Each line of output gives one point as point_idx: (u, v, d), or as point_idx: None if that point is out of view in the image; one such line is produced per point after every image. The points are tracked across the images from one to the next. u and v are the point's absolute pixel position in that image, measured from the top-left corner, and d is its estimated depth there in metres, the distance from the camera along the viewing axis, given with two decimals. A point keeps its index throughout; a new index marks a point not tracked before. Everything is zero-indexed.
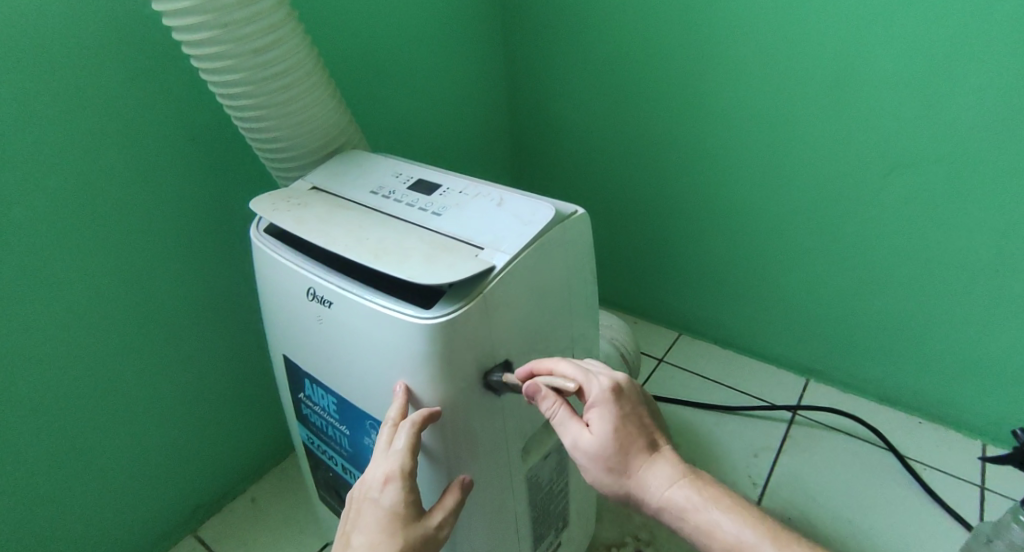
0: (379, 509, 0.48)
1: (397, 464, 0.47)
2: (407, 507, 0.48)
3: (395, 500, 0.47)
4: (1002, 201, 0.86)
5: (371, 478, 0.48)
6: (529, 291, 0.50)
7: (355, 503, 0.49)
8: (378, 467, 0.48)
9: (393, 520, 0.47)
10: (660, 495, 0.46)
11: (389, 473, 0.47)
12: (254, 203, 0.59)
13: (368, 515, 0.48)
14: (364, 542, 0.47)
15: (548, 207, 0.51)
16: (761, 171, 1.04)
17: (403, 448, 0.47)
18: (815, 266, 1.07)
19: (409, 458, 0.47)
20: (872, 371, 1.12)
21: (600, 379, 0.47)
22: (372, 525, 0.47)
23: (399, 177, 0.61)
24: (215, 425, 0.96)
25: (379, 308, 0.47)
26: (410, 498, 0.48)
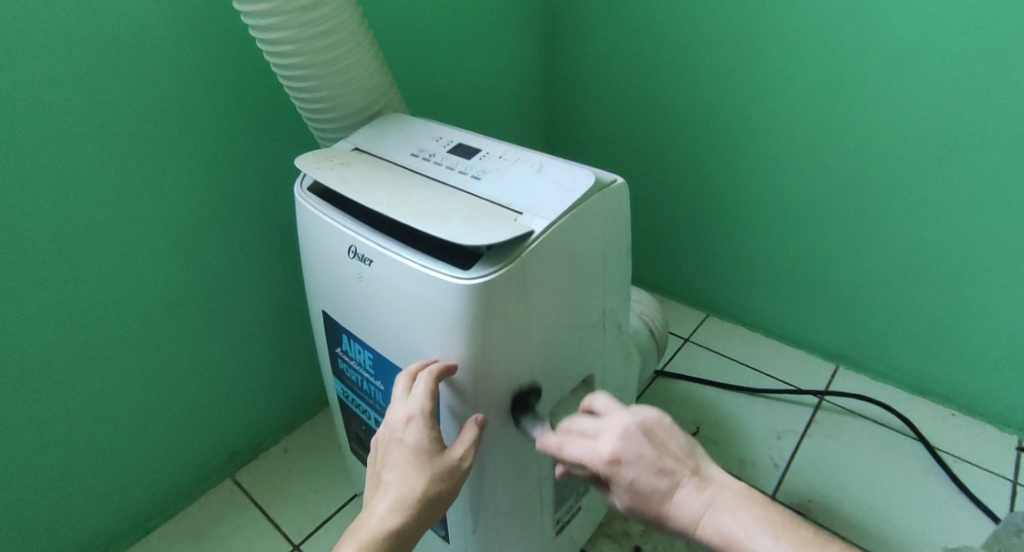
0: (405, 446, 0.48)
1: (418, 401, 0.48)
2: (431, 441, 0.48)
3: (419, 434, 0.48)
4: None
5: (395, 420, 0.49)
6: (567, 255, 0.50)
7: (382, 447, 0.50)
8: (400, 409, 0.49)
9: (418, 454, 0.48)
10: (701, 523, 0.45)
11: (411, 411, 0.49)
12: (298, 160, 0.61)
13: (396, 452, 0.49)
14: (394, 476, 0.48)
15: (588, 174, 0.51)
16: (801, 152, 1.01)
17: (423, 387, 0.48)
18: (853, 251, 1.05)
19: (430, 399, 0.48)
20: (905, 360, 1.10)
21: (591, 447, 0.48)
22: (400, 461, 0.48)
23: (439, 141, 0.62)
24: (252, 378, 1.00)
25: (418, 267, 0.48)
26: (433, 432, 0.49)
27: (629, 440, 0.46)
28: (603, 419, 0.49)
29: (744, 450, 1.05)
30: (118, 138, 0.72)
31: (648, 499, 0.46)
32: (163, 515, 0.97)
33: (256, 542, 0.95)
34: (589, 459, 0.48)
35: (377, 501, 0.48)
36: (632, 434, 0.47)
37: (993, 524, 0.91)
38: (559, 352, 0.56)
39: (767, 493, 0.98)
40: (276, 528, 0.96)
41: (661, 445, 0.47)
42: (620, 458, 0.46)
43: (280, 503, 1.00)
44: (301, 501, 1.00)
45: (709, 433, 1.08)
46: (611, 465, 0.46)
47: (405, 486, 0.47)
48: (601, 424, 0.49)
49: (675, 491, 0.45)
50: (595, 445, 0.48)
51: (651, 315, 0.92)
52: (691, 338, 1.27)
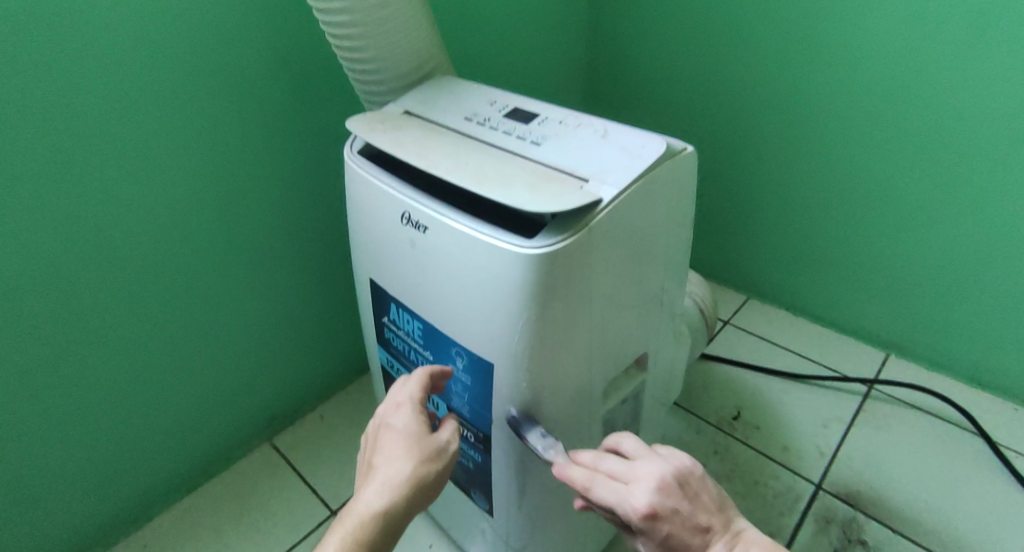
0: (394, 431, 0.49)
1: (406, 392, 0.51)
2: (418, 425, 0.50)
3: (408, 418, 0.50)
4: None
5: (384, 413, 0.51)
6: (633, 227, 0.47)
7: (372, 441, 0.51)
8: (389, 402, 0.52)
9: (407, 436, 0.49)
10: None
11: (400, 400, 0.51)
12: (348, 121, 0.59)
13: (386, 438, 0.49)
14: (384, 457, 0.48)
15: (659, 141, 0.48)
16: (866, 125, 0.95)
17: (414, 380, 0.52)
18: (915, 234, 0.99)
19: (419, 389, 0.52)
20: (964, 350, 1.04)
21: (635, 494, 0.44)
22: (389, 444, 0.48)
23: (493, 105, 0.59)
24: (290, 344, 1.00)
25: (478, 236, 0.46)
26: (421, 418, 0.50)
27: (665, 493, 0.44)
28: (635, 464, 0.46)
29: (789, 437, 1.01)
30: (168, 94, 0.71)
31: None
32: (205, 474, 0.99)
33: (295, 505, 0.96)
34: (620, 508, 0.45)
35: (365, 487, 0.47)
36: (668, 486, 0.44)
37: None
38: (617, 329, 0.54)
39: (814, 481, 0.94)
40: (315, 493, 0.97)
41: (693, 498, 0.45)
42: (656, 513, 0.43)
43: (318, 468, 1.00)
44: (338, 468, 1.00)
45: (752, 419, 1.05)
46: (647, 520, 0.44)
47: (396, 465, 0.47)
48: (633, 471, 0.46)
49: (709, 548, 0.44)
50: (625, 489, 0.45)
51: (701, 295, 0.89)
52: (732, 321, 1.23)
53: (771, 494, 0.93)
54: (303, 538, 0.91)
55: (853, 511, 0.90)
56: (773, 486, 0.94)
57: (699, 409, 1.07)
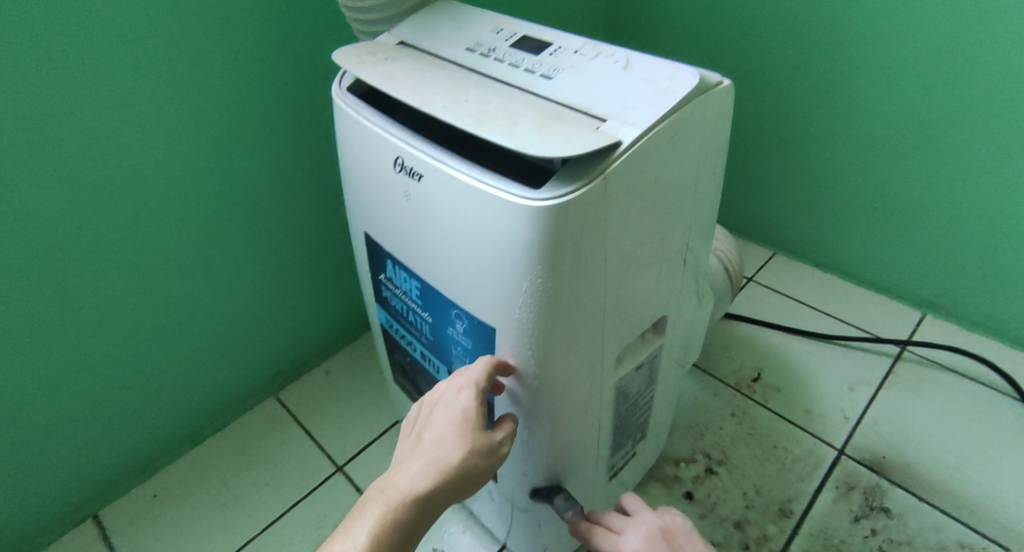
0: (451, 411, 0.46)
1: (474, 372, 0.46)
2: (477, 412, 0.46)
3: (468, 404, 0.46)
4: None
5: (447, 386, 0.48)
6: (655, 174, 0.41)
7: (429, 408, 0.48)
8: (456, 377, 0.48)
9: (463, 422, 0.46)
10: None
11: (465, 378, 0.47)
12: (335, 54, 0.52)
13: (442, 416, 0.47)
14: (434, 437, 0.46)
15: (691, 72, 0.41)
16: (926, 65, 0.85)
17: (482, 364, 0.47)
18: (968, 185, 0.91)
19: (486, 376, 0.46)
20: (1011, 312, 0.97)
21: (633, 535, 0.54)
22: (443, 424, 0.46)
23: (499, 33, 0.52)
24: (292, 298, 0.95)
25: (478, 186, 0.40)
26: (482, 407, 0.46)
27: (649, 541, 0.53)
28: (635, 520, 0.57)
29: (813, 400, 0.96)
30: (149, 28, 0.64)
31: None
32: (212, 427, 0.96)
33: (299, 461, 0.93)
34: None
35: (411, 458, 0.46)
36: (653, 537, 0.53)
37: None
38: (635, 291, 0.48)
39: (837, 447, 0.90)
40: (319, 449, 0.95)
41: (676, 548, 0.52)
42: None
43: (323, 424, 0.98)
44: (344, 424, 0.98)
45: (775, 380, 1.00)
46: None
47: (444, 451, 0.45)
48: (632, 523, 0.56)
49: None
50: (621, 541, 0.56)
51: (727, 252, 0.83)
52: (757, 278, 1.17)
53: (791, 459, 0.89)
54: (307, 494, 0.89)
55: (879, 478, 0.86)
56: (795, 451, 0.90)
57: (720, 369, 1.02)
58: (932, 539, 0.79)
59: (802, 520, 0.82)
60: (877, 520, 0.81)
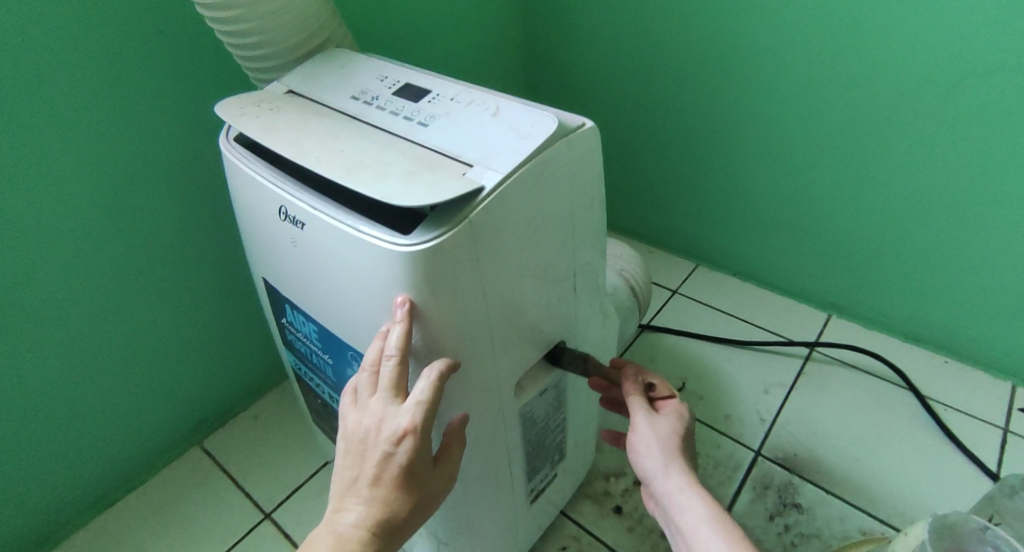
0: (392, 464, 0.43)
1: (416, 420, 0.43)
2: (420, 461, 0.44)
3: (412, 456, 0.43)
4: None
5: (381, 429, 0.43)
6: (525, 212, 0.44)
7: (360, 447, 0.44)
8: (391, 419, 0.43)
9: (407, 475, 0.44)
10: (687, 483, 0.51)
11: (404, 427, 0.42)
12: (219, 106, 0.53)
13: (382, 465, 0.43)
14: (377, 494, 0.43)
15: (550, 118, 0.45)
16: (803, 87, 0.93)
17: (425, 403, 0.43)
18: (851, 194, 0.98)
19: (429, 418, 0.43)
20: (900, 309, 1.05)
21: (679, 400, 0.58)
22: (384, 477, 0.43)
23: (383, 81, 0.54)
24: (213, 345, 0.93)
25: (353, 234, 0.42)
26: (424, 451, 0.44)
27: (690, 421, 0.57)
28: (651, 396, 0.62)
29: (730, 405, 1.01)
30: (40, 81, 0.63)
31: (672, 443, 0.54)
32: (125, 487, 0.92)
33: (224, 512, 0.90)
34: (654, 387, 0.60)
35: (352, 513, 0.43)
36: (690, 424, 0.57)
37: (989, 481, 0.88)
38: (526, 320, 0.51)
39: (753, 448, 0.94)
40: (245, 496, 0.92)
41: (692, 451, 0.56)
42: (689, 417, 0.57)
43: (251, 470, 0.95)
44: (271, 468, 0.95)
45: (696, 389, 1.04)
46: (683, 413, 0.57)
47: (388, 510, 0.44)
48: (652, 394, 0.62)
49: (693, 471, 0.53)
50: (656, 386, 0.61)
51: (634, 272, 0.87)
52: (681, 291, 1.21)
53: (711, 464, 0.93)
54: (233, 544, 0.87)
55: (789, 475, 0.91)
56: (714, 456, 0.94)
57: None
58: (838, 529, 0.84)
59: None
60: (789, 515, 0.86)
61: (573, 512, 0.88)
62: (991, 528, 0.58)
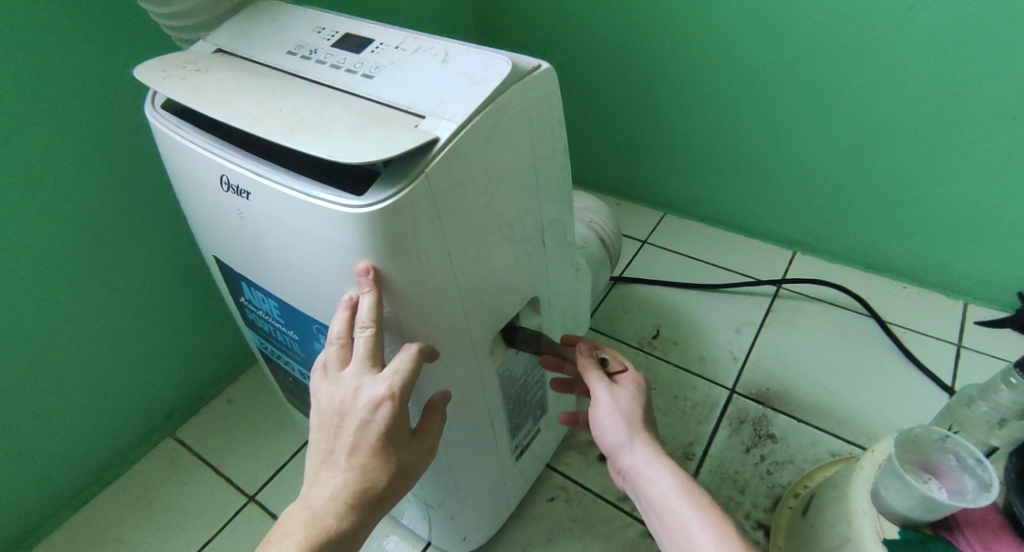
0: (370, 432, 0.42)
1: (393, 387, 0.41)
2: (399, 429, 0.43)
3: (389, 424, 0.42)
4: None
5: (357, 398, 0.41)
6: (483, 164, 0.42)
7: (333, 419, 0.42)
8: (367, 387, 0.41)
9: (385, 445, 0.42)
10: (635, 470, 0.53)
11: (381, 395, 0.41)
12: (138, 71, 0.49)
13: (358, 434, 0.42)
14: (355, 466, 0.42)
15: (504, 61, 0.43)
16: (758, 22, 0.91)
17: (404, 372, 0.41)
18: (811, 128, 0.97)
19: (409, 388, 0.42)
20: (862, 241, 1.06)
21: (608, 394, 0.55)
22: (362, 446, 0.42)
23: (322, 32, 0.50)
24: (172, 333, 0.89)
25: (302, 199, 0.40)
26: (402, 421, 0.43)
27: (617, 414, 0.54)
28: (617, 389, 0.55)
29: (704, 347, 1.02)
30: None
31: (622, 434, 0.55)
32: (99, 482, 0.89)
33: (205, 499, 0.88)
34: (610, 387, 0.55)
35: (329, 486, 0.42)
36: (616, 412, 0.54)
37: (945, 396, 0.91)
38: (496, 276, 0.49)
39: (729, 386, 0.96)
40: (226, 481, 0.90)
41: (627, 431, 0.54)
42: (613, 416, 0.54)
43: (230, 456, 0.92)
44: (249, 452, 0.93)
45: (670, 335, 1.04)
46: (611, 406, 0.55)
47: (365, 480, 0.42)
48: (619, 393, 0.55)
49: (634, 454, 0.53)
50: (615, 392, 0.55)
51: (602, 224, 0.85)
52: (650, 240, 1.20)
53: (690, 406, 0.94)
54: (217, 531, 0.85)
55: (764, 408, 0.92)
56: (692, 398, 0.95)
57: (620, 333, 1.06)
58: (810, 454, 0.87)
59: (702, 460, 0.87)
60: (765, 446, 0.88)
61: (559, 465, 0.88)
62: (950, 436, 0.58)
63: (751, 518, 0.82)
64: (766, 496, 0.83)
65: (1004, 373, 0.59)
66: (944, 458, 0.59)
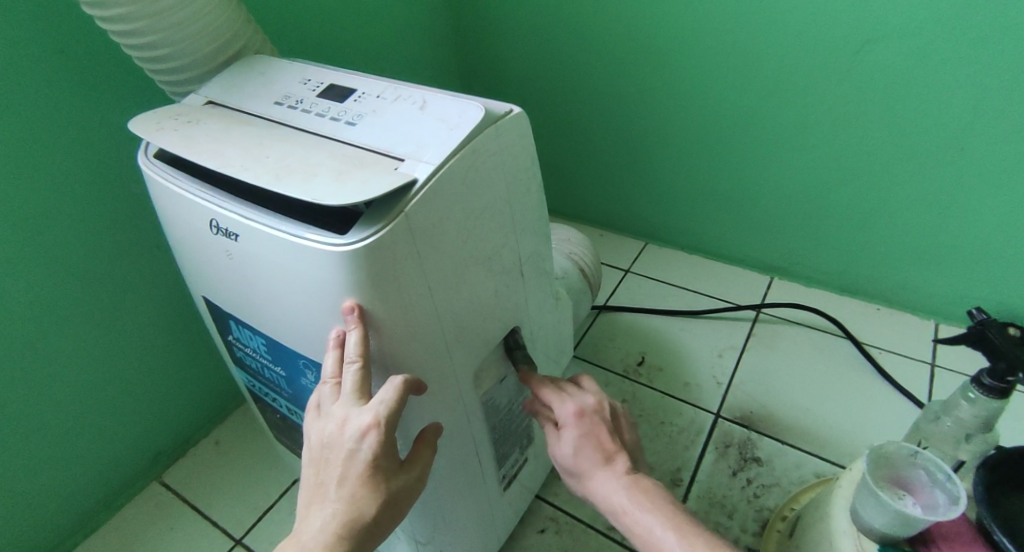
0: (357, 461, 0.43)
1: (378, 415, 0.42)
2: (387, 458, 0.44)
3: (376, 452, 0.43)
4: (969, 77, 0.81)
5: (344, 429, 0.43)
6: (460, 201, 0.45)
7: (323, 451, 0.44)
8: (353, 418, 0.43)
9: (374, 474, 0.43)
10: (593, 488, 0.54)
11: (367, 423, 0.42)
12: (132, 123, 0.52)
13: (347, 463, 0.43)
14: (344, 496, 0.43)
15: (477, 108, 0.46)
16: (723, 64, 0.96)
17: (388, 401, 0.43)
18: (779, 159, 1.01)
19: (394, 416, 0.43)
20: (835, 265, 1.09)
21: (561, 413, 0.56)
22: (351, 476, 0.43)
23: (307, 83, 0.53)
24: (160, 377, 0.89)
25: (290, 240, 0.42)
26: (389, 450, 0.44)
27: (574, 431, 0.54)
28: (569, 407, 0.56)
29: (688, 373, 1.04)
30: None
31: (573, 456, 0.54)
32: (82, 531, 0.88)
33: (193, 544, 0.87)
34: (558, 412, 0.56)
35: (320, 517, 0.43)
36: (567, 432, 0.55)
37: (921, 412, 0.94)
38: (477, 308, 0.51)
39: (713, 411, 0.97)
40: (212, 524, 0.89)
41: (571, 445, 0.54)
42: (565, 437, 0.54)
43: (217, 498, 0.92)
44: (237, 494, 0.92)
45: (655, 361, 1.06)
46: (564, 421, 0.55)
47: (355, 509, 0.43)
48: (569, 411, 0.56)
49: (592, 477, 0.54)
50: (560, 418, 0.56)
51: (582, 255, 0.88)
52: (632, 270, 1.23)
53: (676, 431, 0.95)
54: None
55: (748, 432, 0.94)
56: (678, 423, 0.96)
57: (606, 361, 1.07)
58: (795, 476, 0.88)
59: (690, 485, 0.88)
60: (750, 470, 0.89)
61: (549, 495, 0.89)
62: (920, 452, 0.60)
63: (740, 543, 0.82)
64: (754, 520, 0.84)
65: (963, 387, 0.62)
66: (915, 473, 0.61)
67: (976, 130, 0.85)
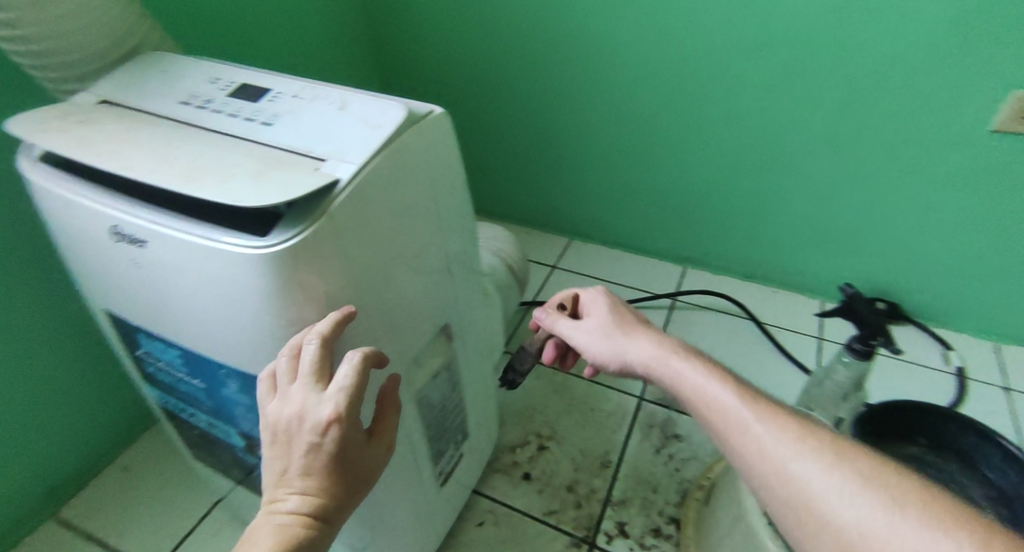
0: (321, 452, 0.41)
1: (338, 407, 0.40)
2: (354, 439, 0.42)
3: (341, 441, 0.41)
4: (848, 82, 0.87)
5: (303, 422, 0.41)
6: (385, 200, 0.45)
7: (283, 439, 0.41)
8: (313, 411, 0.40)
9: (341, 458, 0.42)
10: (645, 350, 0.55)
11: (328, 417, 0.40)
12: (12, 123, 0.48)
13: (310, 455, 0.41)
14: (311, 483, 0.42)
15: (399, 107, 0.46)
16: (631, 67, 1.00)
17: (348, 386, 0.41)
18: (686, 157, 1.06)
19: (357, 401, 0.41)
20: (742, 254, 1.16)
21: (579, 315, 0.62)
22: (317, 466, 0.41)
23: (216, 83, 0.51)
24: (56, 403, 0.84)
25: (204, 243, 0.40)
26: (354, 431, 0.42)
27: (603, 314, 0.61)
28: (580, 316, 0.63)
29: None
30: None
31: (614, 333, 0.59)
32: None
33: None
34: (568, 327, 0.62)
35: (289, 503, 0.42)
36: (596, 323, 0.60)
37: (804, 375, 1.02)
38: (406, 306, 0.51)
39: (638, 394, 1.01)
40: None
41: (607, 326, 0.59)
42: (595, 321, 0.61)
43: (122, 529, 0.87)
44: (147, 523, 0.88)
45: None
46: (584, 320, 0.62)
47: (325, 492, 0.42)
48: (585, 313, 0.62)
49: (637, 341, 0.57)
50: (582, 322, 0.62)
51: (508, 251, 0.90)
52: (559, 265, 1.26)
53: (605, 416, 0.99)
54: None
55: (670, 411, 0.98)
56: (606, 409, 1.00)
57: None
58: (711, 448, 0.93)
59: (619, 465, 0.92)
60: (672, 446, 0.94)
61: (486, 489, 0.90)
62: None
63: (664, 514, 0.86)
64: (675, 491, 0.88)
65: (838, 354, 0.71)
66: None
67: (855, 131, 0.91)
